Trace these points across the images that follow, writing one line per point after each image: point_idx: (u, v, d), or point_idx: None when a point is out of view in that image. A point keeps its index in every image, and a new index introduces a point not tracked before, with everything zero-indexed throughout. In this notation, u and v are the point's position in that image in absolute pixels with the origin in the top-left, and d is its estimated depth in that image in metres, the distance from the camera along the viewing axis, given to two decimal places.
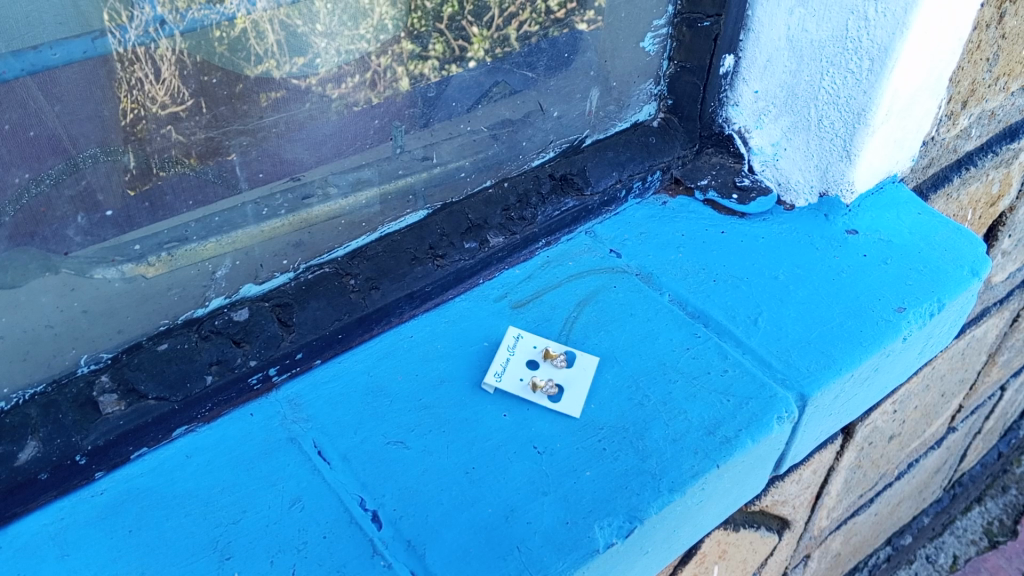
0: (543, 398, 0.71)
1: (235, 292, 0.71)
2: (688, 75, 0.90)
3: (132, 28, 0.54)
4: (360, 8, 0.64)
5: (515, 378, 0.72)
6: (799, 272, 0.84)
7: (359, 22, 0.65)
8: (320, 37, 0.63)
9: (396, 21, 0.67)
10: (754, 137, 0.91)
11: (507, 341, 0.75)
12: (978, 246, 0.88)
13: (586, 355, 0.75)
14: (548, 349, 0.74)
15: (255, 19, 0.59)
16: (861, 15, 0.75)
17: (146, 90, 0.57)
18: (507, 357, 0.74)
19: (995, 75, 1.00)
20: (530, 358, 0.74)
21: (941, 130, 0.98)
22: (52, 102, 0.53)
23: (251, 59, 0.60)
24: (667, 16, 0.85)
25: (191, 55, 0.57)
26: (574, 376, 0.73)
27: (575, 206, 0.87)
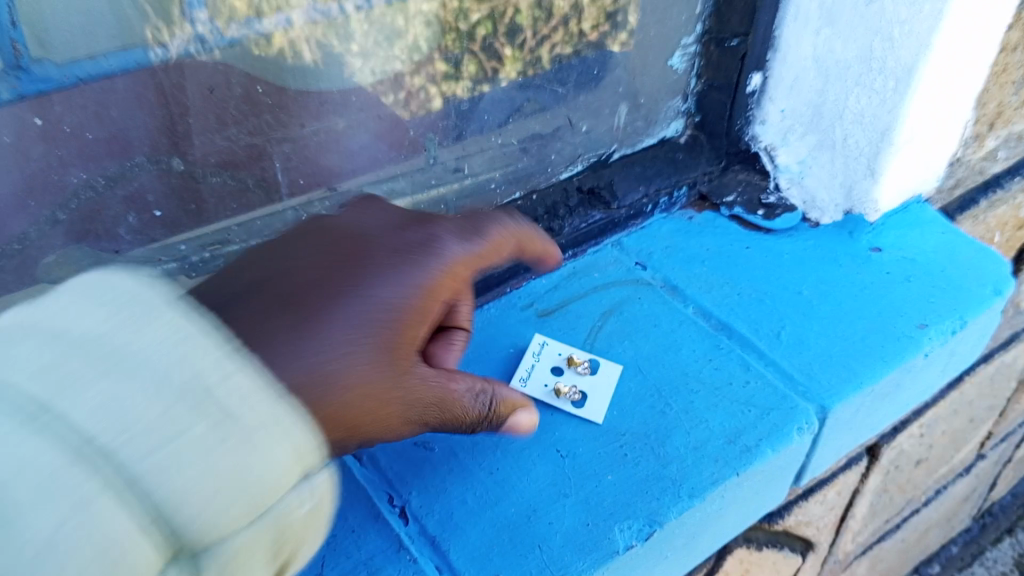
0: (567, 404, 0.73)
1: (529, 237, 0.71)
2: (716, 92, 0.90)
3: (180, 40, 0.56)
4: (395, 29, 0.67)
5: (539, 384, 0.74)
6: (823, 287, 0.85)
7: (396, 41, 0.68)
8: (355, 57, 0.66)
9: (429, 40, 0.69)
10: (781, 154, 0.92)
11: (533, 347, 0.77)
12: (1002, 266, 0.89)
13: (609, 363, 0.76)
14: (572, 356, 0.76)
15: (292, 39, 0.62)
16: (885, 36, 0.77)
17: (192, 101, 0.59)
18: (532, 363, 0.76)
19: (1022, 99, 1.00)
20: (554, 364, 0.76)
21: (968, 151, 0.99)
22: (108, 108, 0.56)
23: (291, 76, 0.63)
24: (695, 35, 0.86)
25: (233, 68, 0.60)
26: (599, 383, 0.75)
27: (601, 219, 0.88)
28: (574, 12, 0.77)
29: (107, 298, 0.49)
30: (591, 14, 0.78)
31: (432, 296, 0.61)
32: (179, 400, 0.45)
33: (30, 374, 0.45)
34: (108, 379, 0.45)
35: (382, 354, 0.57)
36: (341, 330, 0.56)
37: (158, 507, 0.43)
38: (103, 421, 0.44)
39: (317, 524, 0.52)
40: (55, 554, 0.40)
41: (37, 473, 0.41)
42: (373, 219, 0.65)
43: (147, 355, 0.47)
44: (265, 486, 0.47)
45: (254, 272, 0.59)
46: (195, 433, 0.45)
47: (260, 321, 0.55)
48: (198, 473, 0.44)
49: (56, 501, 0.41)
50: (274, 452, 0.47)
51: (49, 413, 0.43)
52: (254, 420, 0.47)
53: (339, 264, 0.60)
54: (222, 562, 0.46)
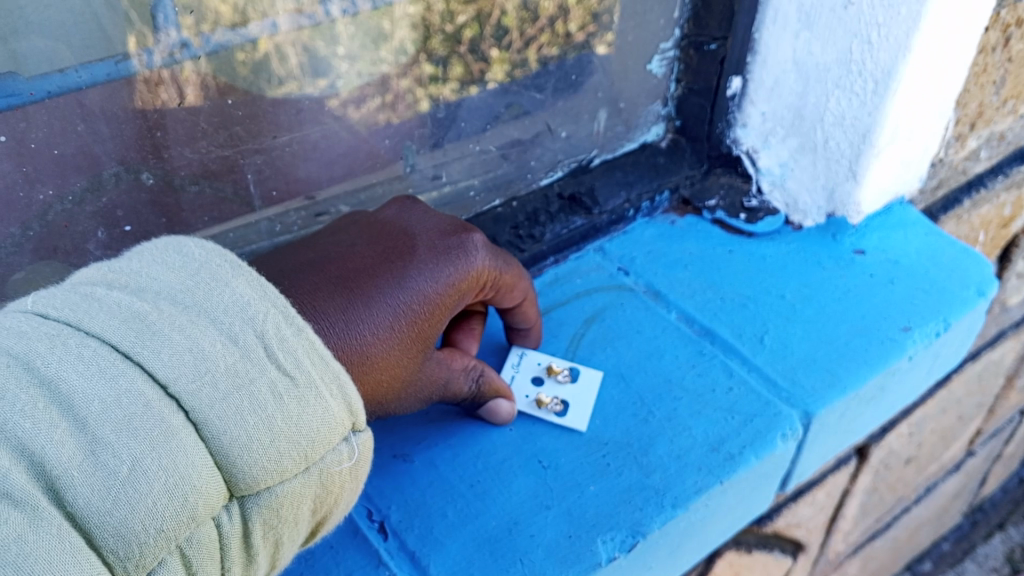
0: (549, 415, 0.72)
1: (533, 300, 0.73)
2: (696, 96, 0.90)
3: (157, 51, 0.56)
4: (381, 32, 0.66)
5: (520, 396, 0.74)
6: (806, 291, 0.85)
7: (379, 45, 0.67)
8: (342, 60, 0.65)
9: (416, 43, 0.69)
10: (762, 158, 0.90)
11: (512, 358, 0.77)
12: (985, 267, 0.88)
13: (590, 370, 0.76)
14: (550, 366, 0.76)
15: (278, 43, 0.61)
16: (864, 38, 0.76)
17: (162, 114, 0.59)
18: (512, 375, 0.75)
19: (1003, 98, 1.00)
20: (534, 375, 0.75)
21: (950, 151, 0.99)
22: (77, 122, 0.56)
23: (273, 81, 0.62)
24: (674, 39, 0.86)
25: (204, 79, 0.59)
26: (577, 393, 0.74)
27: (583, 225, 0.87)
28: (560, 13, 0.76)
29: (178, 259, 0.52)
30: (577, 14, 0.78)
31: (467, 289, 0.66)
32: (242, 354, 0.48)
33: (116, 320, 0.47)
34: (179, 328, 0.47)
35: (415, 338, 0.63)
36: (384, 310, 0.61)
37: (226, 447, 0.46)
38: (180, 368, 0.46)
39: (354, 483, 0.54)
40: (138, 482, 0.42)
41: (120, 406, 0.43)
42: (421, 216, 0.68)
43: (213, 309, 0.49)
44: (318, 443, 0.50)
45: (310, 253, 0.64)
46: (260, 382, 0.48)
47: (316, 293, 0.61)
48: (259, 420, 0.47)
49: (137, 437, 0.43)
50: (328, 408, 0.50)
51: (128, 357, 0.45)
52: (315, 375, 0.50)
53: (386, 254, 0.64)
54: (273, 505, 0.49)
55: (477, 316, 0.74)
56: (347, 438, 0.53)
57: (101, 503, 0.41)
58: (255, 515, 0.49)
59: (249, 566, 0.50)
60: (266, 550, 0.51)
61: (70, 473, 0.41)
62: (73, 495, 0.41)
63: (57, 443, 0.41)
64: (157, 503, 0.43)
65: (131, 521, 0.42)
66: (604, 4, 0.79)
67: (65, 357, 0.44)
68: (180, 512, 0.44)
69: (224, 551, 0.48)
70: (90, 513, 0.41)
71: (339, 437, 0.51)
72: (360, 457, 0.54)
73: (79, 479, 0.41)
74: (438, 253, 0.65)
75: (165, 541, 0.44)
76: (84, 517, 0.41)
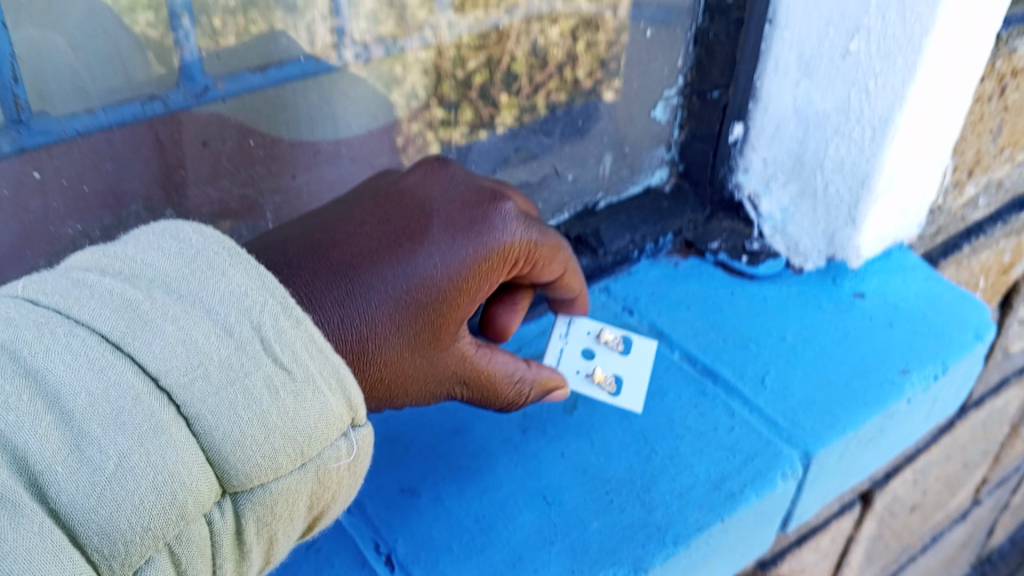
0: (603, 392, 0.79)
1: (573, 270, 0.74)
2: (699, 142, 0.93)
3: (179, 92, 0.59)
4: (393, 76, 0.69)
5: (573, 371, 0.80)
6: (807, 333, 0.86)
7: (391, 89, 0.69)
8: (353, 103, 0.68)
9: (426, 88, 0.71)
10: (764, 202, 0.92)
11: (560, 329, 0.82)
12: (983, 311, 0.90)
13: (640, 343, 0.82)
14: (599, 334, 0.82)
15: (292, 87, 0.64)
16: (862, 87, 0.78)
17: (186, 154, 0.61)
18: (562, 347, 0.81)
19: (1000, 146, 1.03)
20: (584, 347, 0.81)
21: (949, 198, 1.01)
22: (105, 160, 0.58)
23: (290, 122, 0.65)
24: (677, 86, 0.89)
25: (226, 120, 0.62)
26: (629, 362, 0.81)
27: (589, 265, 0.88)
28: (568, 60, 0.79)
29: (174, 245, 0.52)
30: (585, 61, 0.80)
31: (483, 277, 0.65)
32: (237, 347, 0.49)
33: (107, 311, 0.47)
34: (172, 321, 0.48)
35: (415, 330, 0.63)
36: (386, 304, 0.61)
37: (218, 444, 0.47)
38: (171, 362, 0.47)
39: (350, 479, 0.57)
40: (124, 480, 0.43)
41: (109, 403, 0.44)
42: (443, 190, 0.66)
43: (209, 301, 0.50)
44: (313, 440, 0.51)
45: (320, 228, 0.64)
46: (255, 377, 0.49)
47: (318, 284, 0.60)
48: (253, 416, 0.48)
49: (124, 432, 0.44)
50: (327, 404, 0.52)
51: (119, 349, 0.46)
52: (312, 371, 0.52)
53: (397, 238, 0.63)
54: (265, 502, 0.51)
55: (524, 292, 0.76)
56: (347, 433, 0.55)
57: (85, 501, 0.42)
58: (248, 512, 0.50)
59: (242, 561, 0.52)
60: (259, 546, 0.52)
61: (55, 470, 0.42)
62: (57, 492, 0.42)
63: (42, 438, 0.42)
64: (146, 500, 0.44)
65: (117, 520, 0.43)
66: (612, 51, 0.82)
67: (54, 350, 0.45)
68: (168, 510, 0.45)
69: (217, 547, 0.50)
70: (75, 511, 0.42)
71: (337, 433, 0.53)
72: (358, 454, 0.56)
73: (63, 475, 0.42)
74: (451, 242, 0.64)
75: (153, 539, 0.45)
76: (67, 515, 0.42)
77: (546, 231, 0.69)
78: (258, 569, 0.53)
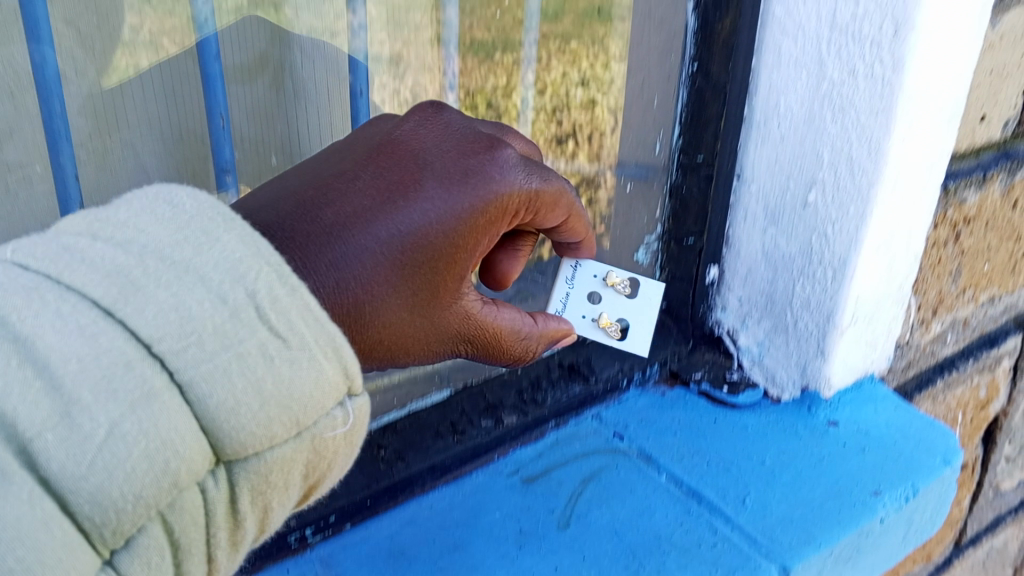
0: (606, 336, 0.83)
1: (579, 215, 0.74)
2: (678, 283, 1.01)
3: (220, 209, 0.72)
4: None
5: (579, 316, 0.83)
6: (785, 457, 0.93)
7: None
8: None
9: None
10: (741, 336, 1.01)
11: (567, 272, 0.82)
12: (950, 437, 0.97)
13: (649, 284, 0.84)
14: (606, 277, 0.82)
15: None
16: (821, 233, 0.87)
17: None
18: (567, 292, 0.83)
19: (961, 287, 1.12)
20: (589, 290, 0.83)
21: (916, 335, 1.09)
22: None
23: None
24: (656, 233, 0.99)
25: None
26: (635, 306, 0.83)
27: (582, 392, 0.97)
28: None
29: (168, 210, 0.51)
30: None
31: (480, 231, 0.66)
32: (232, 315, 0.49)
33: (100, 275, 0.47)
34: (166, 286, 0.48)
35: (406, 281, 0.63)
36: (382, 262, 0.62)
37: (212, 412, 0.47)
38: (164, 329, 0.47)
39: (347, 448, 0.58)
40: (115, 446, 0.43)
41: (100, 366, 0.44)
42: (435, 142, 0.67)
43: (202, 267, 0.49)
44: (309, 407, 0.52)
45: (312, 185, 0.63)
46: (250, 344, 0.49)
47: (312, 245, 0.60)
48: (247, 383, 0.48)
49: (115, 399, 0.44)
50: (323, 372, 0.52)
51: (110, 315, 0.46)
52: (309, 339, 0.52)
53: (392, 195, 0.64)
54: (261, 471, 0.51)
55: (525, 239, 0.76)
56: (342, 402, 0.56)
57: (75, 468, 0.42)
58: (243, 481, 0.51)
59: (237, 530, 0.53)
60: (254, 514, 0.53)
61: (44, 437, 0.42)
62: (46, 460, 0.42)
63: (32, 405, 0.42)
64: (136, 468, 0.44)
65: (107, 488, 0.43)
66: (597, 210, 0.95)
67: (44, 314, 0.45)
68: (161, 477, 0.45)
69: (210, 516, 0.50)
70: (64, 477, 0.42)
71: (333, 402, 0.54)
72: (354, 424, 0.57)
73: (52, 444, 0.42)
74: (446, 197, 0.64)
75: (146, 509, 0.45)
76: (56, 481, 0.42)
77: (548, 177, 0.69)
78: (253, 536, 0.54)
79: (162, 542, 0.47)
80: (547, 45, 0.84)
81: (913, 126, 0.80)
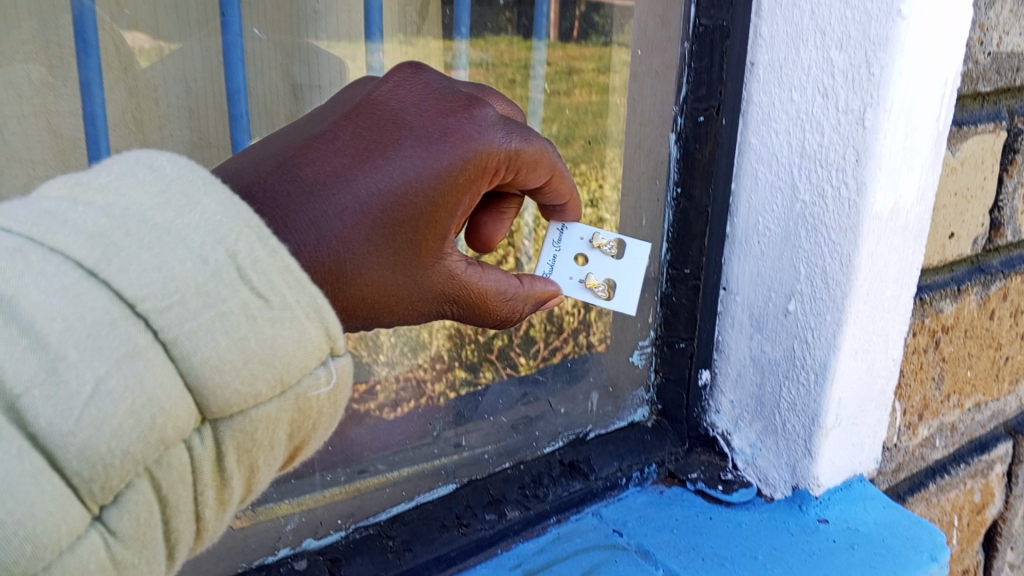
0: (594, 294, 0.86)
1: (561, 173, 0.75)
2: (672, 384, 1.09)
3: None
4: (417, 342, 0.97)
5: (566, 276, 0.86)
6: (777, 552, 0.97)
7: (418, 350, 0.98)
8: (383, 364, 0.95)
9: (453, 350, 1.00)
10: (735, 438, 1.07)
11: (554, 236, 0.86)
12: (935, 534, 1.01)
13: (634, 243, 0.87)
14: (592, 239, 0.86)
15: None
16: (803, 339, 0.94)
17: None
18: (555, 253, 0.86)
19: (945, 393, 1.17)
20: (577, 250, 0.86)
21: (903, 438, 1.14)
22: None
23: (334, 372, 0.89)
24: (649, 337, 1.08)
25: None
26: (622, 267, 0.87)
27: (582, 488, 1.02)
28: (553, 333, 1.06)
29: (150, 174, 0.52)
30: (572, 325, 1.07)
31: (460, 190, 0.67)
32: (213, 275, 0.49)
33: (82, 236, 0.47)
34: (148, 247, 0.48)
35: (384, 238, 0.64)
36: (360, 219, 0.63)
37: (197, 368, 0.48)
38: (146, 287, 0.47)
39: (330, 409, 0.59)
40: (101, 403, 0.44)
41: (85, 324, 0.45)
42: (413, 100, 0.67)
43: (183, 230, 0.50)
44: (292, 366, 0.53)
45: (292, 148, 0.64)
46: (233, 304, 0.49)
47: (289, 203, 0.61)
48: (231, 342, 0.49)
49: (100, 356, 0.45)
50: (306, 333, 0.53)
51: (93, 276, 0.46)
52: (291, 300, 0.52)
53: (370, 155, 0.64)
54: (245, 429, 0.52)
55: (510, 201, 0.80)
56: (326, 362, 0.57)
57: (63, 424, 0.43)
58: (228, 439, 0.52)
59: (223, 488, 0.54)
60: (239, 472, 0.54)
61: (32, 393, 0.42)
62: (35, 416, 0.42)
63: (18, 361, 0.42)
64: (124, 424, 0.45)
65: (95, 442, 0.44)
66: (584, 319, 1.07)
67: (26, 273, 0.44)
68: (148, 434, 0.46)
69: (197, 473, 0.51)
70: (52, 433, 0.42)
71: (316, 362, 0.55)
72: (337, 384, 0.58)
73: (40, 400, 0.42)
74: (423, 157, 0.65)
75: (134, 464, 0.46)
76: (44, 437, 0.42)
77: (529, 137, 0.69)
78: (240, 497, 0.56)
79: (149, 497, 0.48)
80: None
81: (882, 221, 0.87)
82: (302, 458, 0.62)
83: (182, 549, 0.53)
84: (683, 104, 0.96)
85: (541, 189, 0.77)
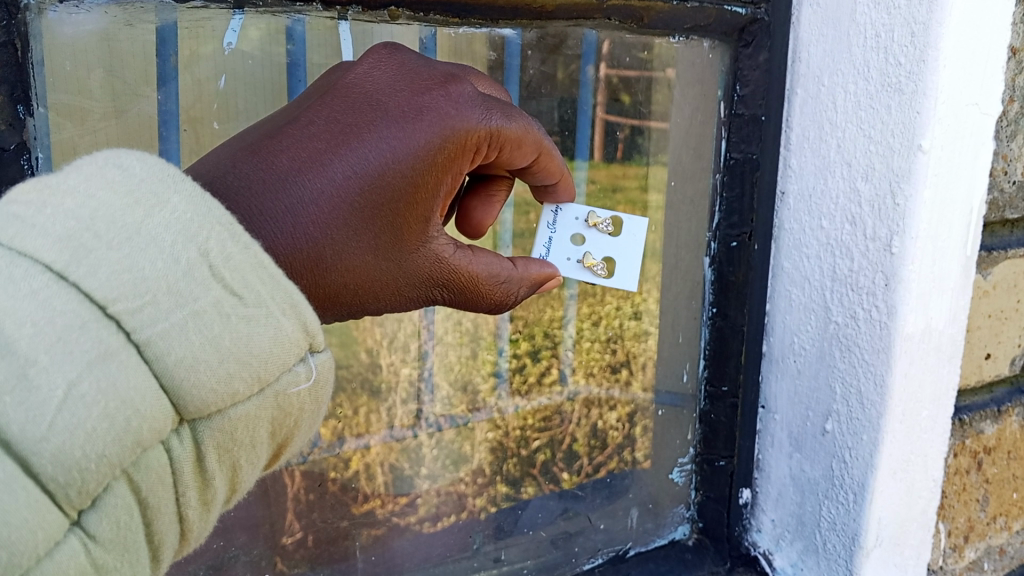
0: (591, 271, 0.90)
1: (548, 150, 0.79)
2: (712, 502, 1.10)
3: (321, 443, 0.90)
4: (459, 456, 0.99)
5: (563, 256, 0.90)
6: None
7: (459, 465, 1.00)
8: (424, 478, 0.98)
9: (497, 463, 1.02)
10: (777, 558, 1.05)
11: (549, 217, 0.90)
12: None
13: (631, 220, 0.91)
14: (587, 218, 0.90)
15: (369, 463, 0.93)
16: (840, 458, 0.95)
17: (320, 500, 0.91)
18: (550, 235, 0.91)
19: (990, 515, 1.15)
20: (572, 231, 0.90)
21: (949, 561, 1.12)
22: (256, 499, 0.87)
23: (377, 485, 0.94)
24: (688, 454, 1.11)
25: (336, 479, 0.91)
26: (618, 243, 0.91)
27: None
28: (595, 448, 1.07)
29: (119, 175, 0.49)
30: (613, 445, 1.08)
31: (441, 169, 0.70)
32: (186, 274, 0.47)
33: (50, 236, 0.44)
34: (118, 247, 0.46)
35: (365, 222, 0.66)
36: (338, 204, 0.65)
37: (172, 368, 0.46)
38: (118, 289, 0.45)
39: (312, 404, 0.58)
40: (74, 407, 0.42)
41: (54, 328, 0.42)
42: (387, 81, 0.70)
43: (153, 229, 0.48)
44: (269, 363, 0.52)
45: (262, 137, 0.66)
46: (206, 302, 0.48)
47: (264, 192, 0.62)
48: (203, 340, 0.47)
49: (71, 359, 0.42)
50: (281, 329, 0.52)
51: (62, 278, 0.44)
52: (265, 296, 0.51)
53: (346, 138, 0.66)
54: (224, 429, 0.51)
55: (499, 184, 0.85)
56: (306, 358, 0.56)
57: (35, 430, 0.40)
58: (207, 438, 0.50)
59: (207, 489, 0.52)
60: (222, 473, 0.53)
61: (3, 400, 0.40)
62: (6, 423, 0.40)
63: None
64: (98, 426, 0.43)
65: (69, 447, 0.41)
66: (624, 438, 1.08)
67: None
68: (123, 435, 0.44)
69: (177, 475, 0.50)
70: (24, 441, 0.40)
71: (296, 359, 0.54)
72: (315, 380, 0.57)
73: (10, 406, 0.40)
74: (400, 137, 0.67)
75: (111, 468, 0.44)
76: (17, 444, 0.40)
77: (510, 115, 0.73)
78: (224, 496, 0.54)
79: (128, 501, 0.46)
80: (586, 299, 1.02)
81: (914, 335, 0.88)
82: (288, 456, 0.61)
83: (166, 552, 0.51)
84: (717, 230, 1.03)
85: (530, 167, 0.81)
